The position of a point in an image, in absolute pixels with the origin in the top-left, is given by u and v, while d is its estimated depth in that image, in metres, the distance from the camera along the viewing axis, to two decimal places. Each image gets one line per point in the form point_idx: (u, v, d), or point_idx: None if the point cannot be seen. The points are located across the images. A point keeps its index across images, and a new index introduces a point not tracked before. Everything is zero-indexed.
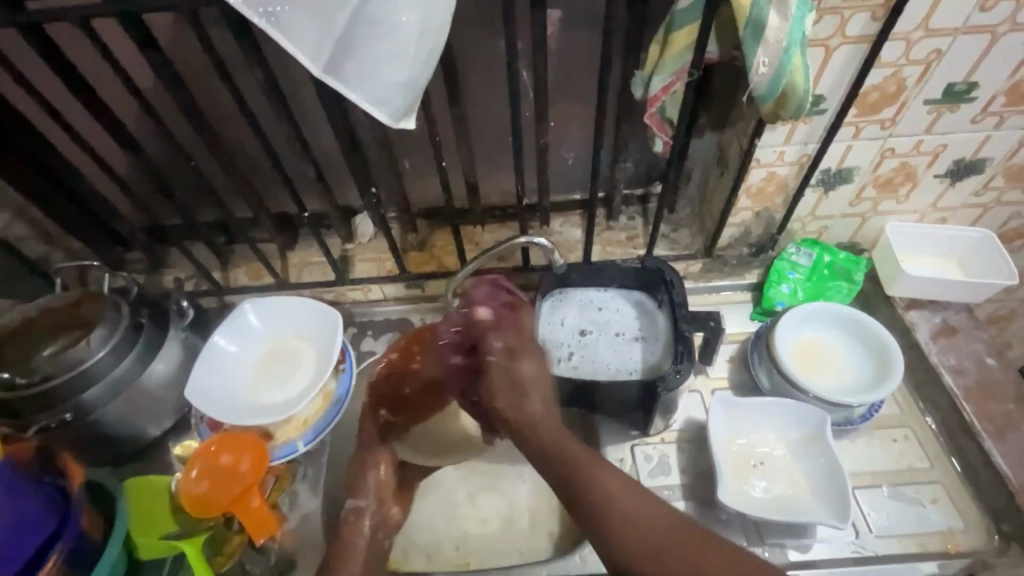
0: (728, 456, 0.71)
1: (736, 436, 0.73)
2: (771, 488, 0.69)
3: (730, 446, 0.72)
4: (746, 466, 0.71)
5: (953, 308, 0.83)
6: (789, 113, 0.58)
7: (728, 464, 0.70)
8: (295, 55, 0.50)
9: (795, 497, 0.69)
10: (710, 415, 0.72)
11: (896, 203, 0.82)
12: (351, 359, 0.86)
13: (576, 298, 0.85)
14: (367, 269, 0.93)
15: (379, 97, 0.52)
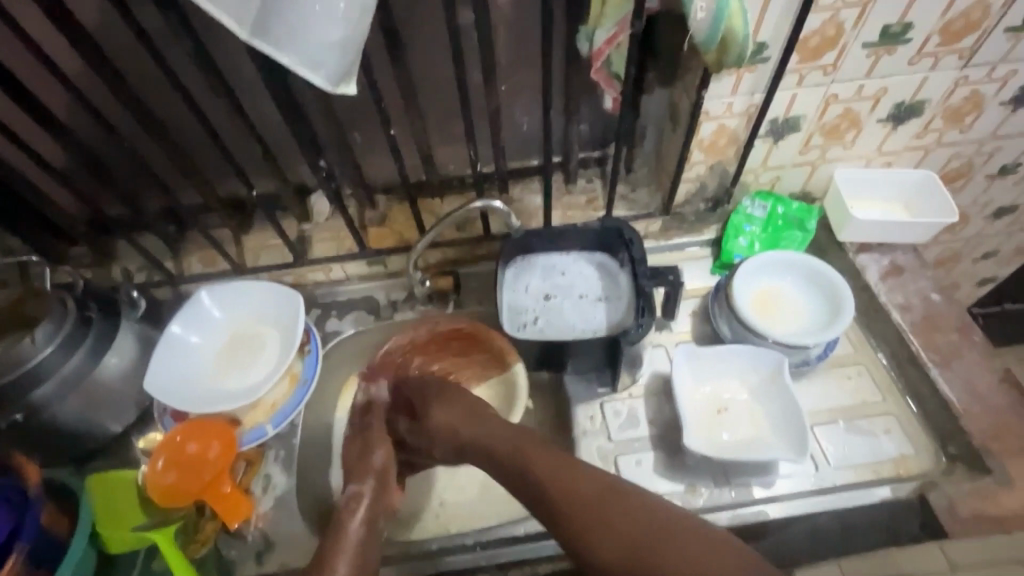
0: (691, 404, 0.74)
1: (699, 385, 0.76)
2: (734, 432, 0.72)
3: (694, 395, 0.75)
4: (710, 412, 0.74)
5: (900, 249, 0.86)
6: (729, 61, 0.59)
7: (693, 411, 0.74)
8: (218, 18, 0.48)
9: (757, 439, 0.72)
10: (674, 364, 0.75)
11: (843, 149, 0.84)
12: (317, 340, 0.85)
13: (540, 264, 0.85)
14: (326, 248, 0.91)
15: (313, 61, 0.50)
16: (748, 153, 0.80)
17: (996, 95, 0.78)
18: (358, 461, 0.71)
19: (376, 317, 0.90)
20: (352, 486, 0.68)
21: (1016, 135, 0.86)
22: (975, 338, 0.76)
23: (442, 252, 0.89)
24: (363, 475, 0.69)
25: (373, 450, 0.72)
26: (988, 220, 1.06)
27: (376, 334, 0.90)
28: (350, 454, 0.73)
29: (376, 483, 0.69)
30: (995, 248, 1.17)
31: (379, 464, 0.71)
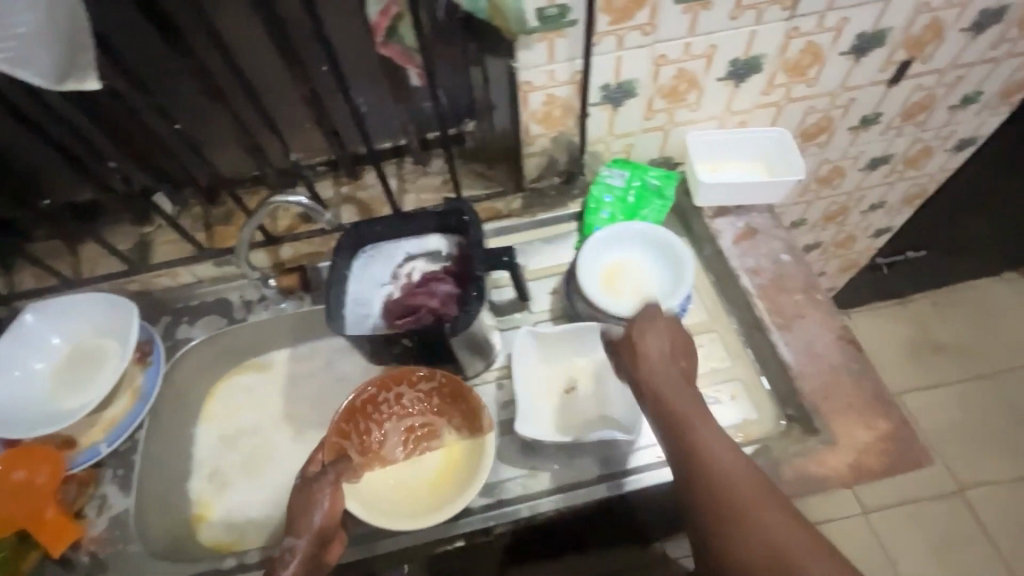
0: (535, 386, 0.73)
1: (548, 365, 0.75)
2: (578, 409, 0.72)
3: (543, 375, 0.74)
4: (556, 392, 0.73)
5: (756, 211, 0.85)
6: (483, 19, 0.60)
7: (538, 393, 0.73)
8: None
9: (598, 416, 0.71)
10: (517, 346, 0.73)
11: (690, 111, 0.81)
12: (161, 350, 0.81)
13: (386, 251, 0.79)
14: (169, 251, 0.86)
15: (25, 59, 0.51)
16: (585, 121, 0.78)
17: (832, 45, 0.76)
18: (303, 509, 0.62)
19: (229, 320, 0.86)
20: (293, 538, 0.60)
21: (866, 85, 0.84)
22: (817, 297, 0.75)
23: (295, 247, 0.87)
24: (301, 528, 0.61)
25: (318, 497, 0.63)
26: (865, 172, 1.06)
27: (233, 336, 0.87)
28: (294, 499, 0.64)
29: (317, 532, 0.61)
30: (881, 200, 1.17)
31: (321, 520, 0.62)
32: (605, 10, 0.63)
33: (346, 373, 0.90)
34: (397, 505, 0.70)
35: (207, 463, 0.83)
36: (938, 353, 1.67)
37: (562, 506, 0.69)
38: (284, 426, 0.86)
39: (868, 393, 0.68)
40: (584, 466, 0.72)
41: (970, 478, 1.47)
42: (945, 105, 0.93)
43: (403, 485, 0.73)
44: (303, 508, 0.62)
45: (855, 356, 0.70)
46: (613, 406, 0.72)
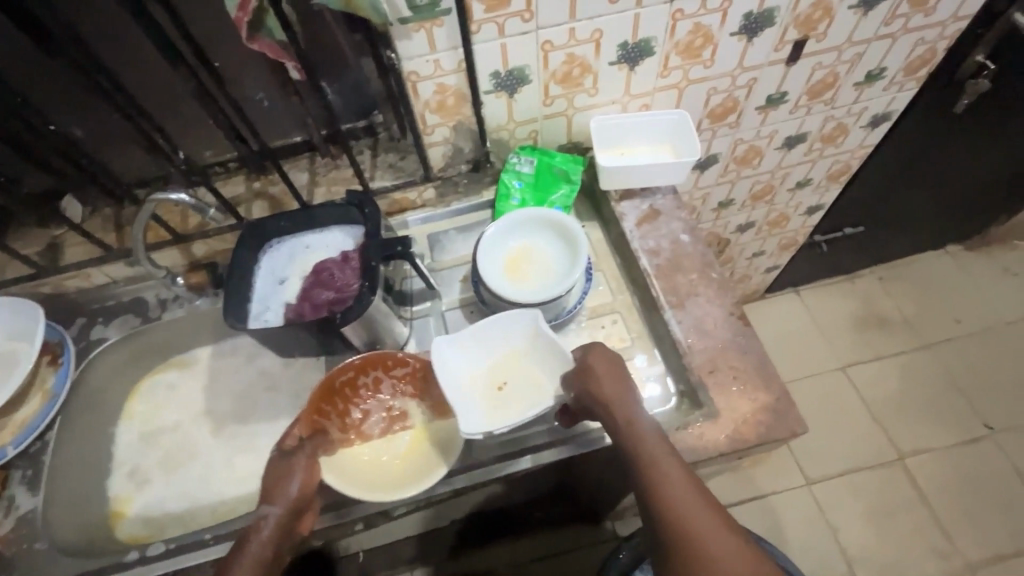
0: (469, 395, 0.70)
1: (475, 370, 0.72)
2: (515, 399, 0.69)
3: (472, 379, 0.71)
4: (493, 392, 0.70)
5: (661, 193, 0.86)
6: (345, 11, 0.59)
7: (474, 400, 0.69)
8: None
9: (536, 396, 0.68)
10: (434, 357, 0.70)
11: (589, 96, 0.82)
12: (71, 351, 0.82)
13: (289, 248, 0.82)
14: (76, 254, 0.85)
15: None
16: (481, 109, 0.79)
17: (721, 27, 0.77)
18: (276, 483, 0.62)
19: (143, 319, 0.87)
20: (266, 507, 0.60)
21: (765, 65, 0.85)
22: (712, 275, 0.77)
23: (207, 244, 0.86)
24: (274, 498, 0.60)
25: (293, 472, 0.63)
26: (782, 151, 1.08)
27: (148, 335, 0.87)
28: (267, 472, 0.63)
29: (292, 501, 0.61)
30: (806, 177, 1.19)
31: (298, 490, 0.62)
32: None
33: (265, 367, 0.90)
34: (373, 477, 0.70)
35: (126, 460, 0.84)
36: (883, 326, 1.71)
37: (456, 487, 0.70)
38: (203, 421, 0.87)
39: (752, 367, 0.70)
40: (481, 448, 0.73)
41: (910, 446, 1.52)
42: (851, 82, 0.95)
43: (374, 460, 0.73)
44: (280, 483, 0.62)
45: (742, 331, 0.72)
46: (548, 385, 0.69)
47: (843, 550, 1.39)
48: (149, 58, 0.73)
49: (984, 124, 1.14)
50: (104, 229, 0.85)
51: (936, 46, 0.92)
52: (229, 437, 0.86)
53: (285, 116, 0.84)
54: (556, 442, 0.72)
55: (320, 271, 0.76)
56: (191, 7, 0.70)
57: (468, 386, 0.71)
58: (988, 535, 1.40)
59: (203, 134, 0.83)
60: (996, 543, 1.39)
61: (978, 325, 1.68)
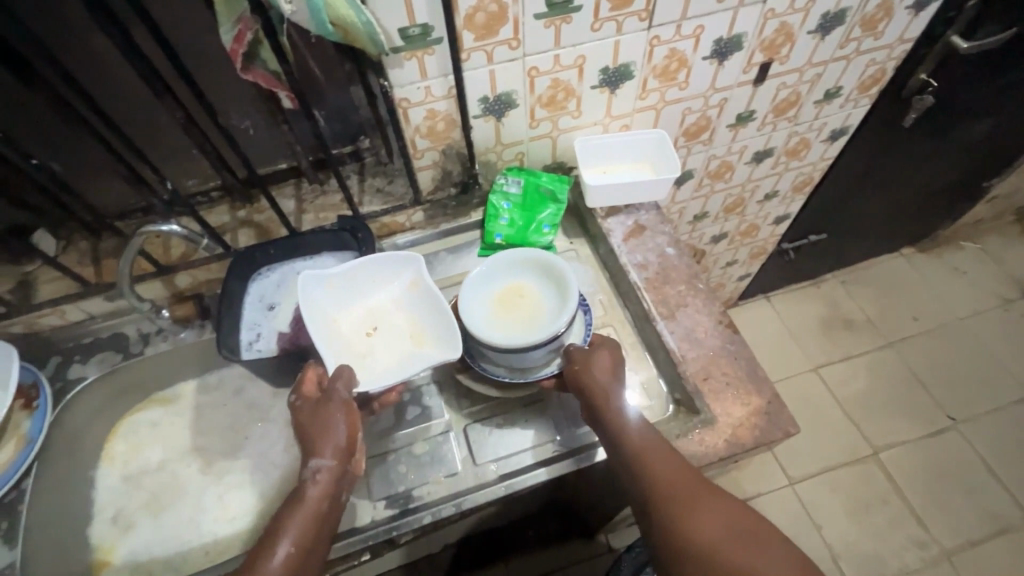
0: (337, 336, 0.74)
1: (342, 314, 0.76)
2: (383, 348, 0.74)
3: (341, 324, 0.75)
4: (361, 338, 0.75)
5: (644, 209, 0.89)
6: (342, 42, 0.60)
7: (343, 343, 0.74)
8: None
9: (409, 353, 0.73)
10: (304, 296, 0.71)
11: (572, 119, 0.85)
12: (47, 394, 0.78)
13: (278, 275, 0.81)
14: (52, 290, 0.82)
15: None
16: (470, 133, 0.80)
17: (694, 51, 0.81)
18: (320, 433, 0.61)
19: (124, 355, 0.84)
20: (315, 459, 0.60)
21: (734, 86, 0.91)
22: (699, 286, 0.81)
23: (191, 275, 0.84)
24: (324, 449, 0.60)
25: (334, 417, 0.62)
26: (752, 165, 1.13)
27: (130, 371, 0.84)
28: (303, 429, 0.62)
29: (342, 450, 0.61)
30: (774, 189, 1.26)
31: (345, 436, 0.61)
32: (466, 28, 0.65)
33: (254, 398, 0.88)
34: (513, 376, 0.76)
35: (111, 504, 0.81)
36: (850, 327, 1.79)
37: (462, 509, 0.69)
38: (191, 459, 0.84)
39: (743, 372, 0.73)
40: (485, 467, 0.72)
41: (882, 441, 1.58)
42: (812, 100, 1.01)
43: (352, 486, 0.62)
44: (322, 440, 0.61)
45: (731, 338, 0.75)
46: (428, 341, 0.73)
47: (829, 547, 1.44)
48: (132, 86, 0.72)
49: (929, 136, 1.23)
50: (81, 264, 0.82)
51: (885, 67, 1.00)
52: (217, 474, 0.83)
53: (272, 143, 0.83)
54: (560, 456, 0.72)
55: None
56: (176, 35, 0.69)
57: (339, 328, 0.75)
58: (960, 522, 1.46)
59: (186, 162, 0.81)
60: (969, 530, 1.45)
61: (935, 322, 1.78)
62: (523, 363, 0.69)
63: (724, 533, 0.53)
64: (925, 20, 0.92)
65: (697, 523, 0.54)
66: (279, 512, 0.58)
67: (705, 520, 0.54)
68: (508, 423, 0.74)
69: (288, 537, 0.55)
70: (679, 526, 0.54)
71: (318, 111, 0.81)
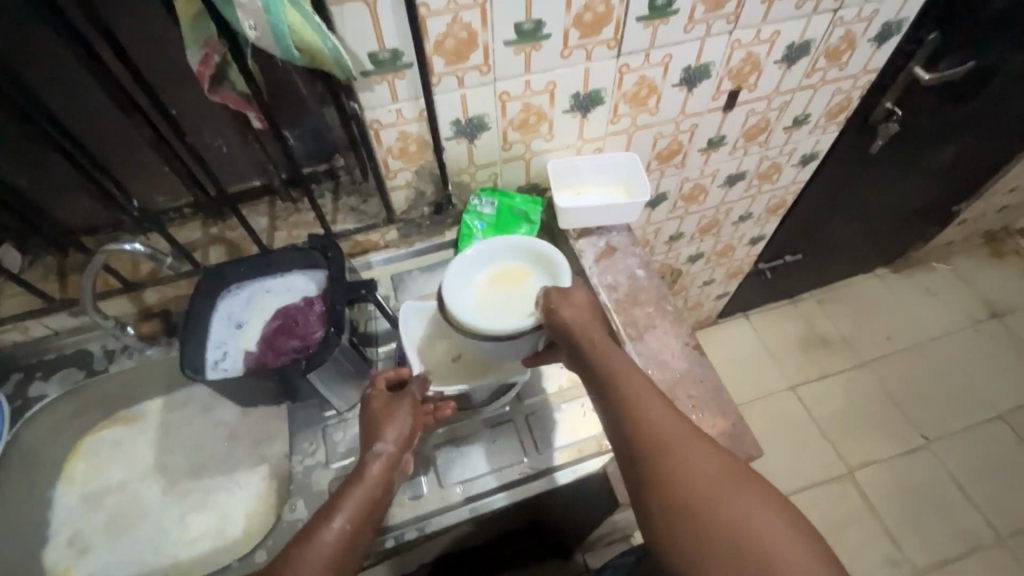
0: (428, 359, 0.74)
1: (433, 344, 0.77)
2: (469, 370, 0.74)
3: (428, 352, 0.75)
4: (445, 362, 0.75)
5: (616, 230, 0.91)
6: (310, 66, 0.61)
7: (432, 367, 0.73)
8: None
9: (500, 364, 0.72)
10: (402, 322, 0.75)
11: (545, 141, 0.86)
12: (5, 412, 0.77)
13: (248, 292, 0.81)
14: (13, 305, 0.80)
15: None
16: (443, 154, 0.81)
17: (664, 79, 0.83)
18: (384, 421, 0.63)
19: (88, 372, 0.82)
20: (377, 444, 0.61)
21: (704, 112, 0.93)
22: (668, 308, 0.82)
23: (159, 291, 0.83)
24: (387, 435, 0.62)
25: (402, 411, 0.64)
26: (724, 188, 1.16)
27: (94, 389, 0.83)
28: (372, 414, 0.64)
29: (403, 438, 0.62)
30: (748, 211, 1.28)
31: (408, 430, 0.63)
32: (436, 53, 0.67)
33: (222, 416, 0.87)
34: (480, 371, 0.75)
35: (68, 525, 0.79)
36: (826, 346, 1.82)
37: (427, 532, 0.69)
38: (154, 479, 0.82)
39: (709, 394, 0.74)
40: (451, 489, 0.71)
41: (858, 460, 1.60)
42: (781, 126, 1.04)
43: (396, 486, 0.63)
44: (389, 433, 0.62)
45: (698, 360, 0.76)
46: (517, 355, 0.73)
47: None
48: (100, 102, 0.71)
49: (896, 162, 1.27)
50: (46, 279, 0.81)
51: (852, 95, 1.03)
52: (180, 494, 0.81)
53: (245, 161, 0.84)
54: (527, 478, 0.72)
55: (284, 316, 0.76)
56: (148, 53, 0.69)
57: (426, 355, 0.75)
58: (933, 542, 1.48)
59: (156, 178, 0.81)
60: (943, 549, 1.47)
61: (908, 341, 1.82)
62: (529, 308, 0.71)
63: (770, 521, 0.49)
64: (887, 52, 0.95)
65: (735, 511, 0.49)
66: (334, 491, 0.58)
67: (742, 504, 0.50)
68: (475, 444, 0.74)
69: (343, 514, 0.56)
70: (716, 514, 0.50)
71: (290, 130, 0.81)
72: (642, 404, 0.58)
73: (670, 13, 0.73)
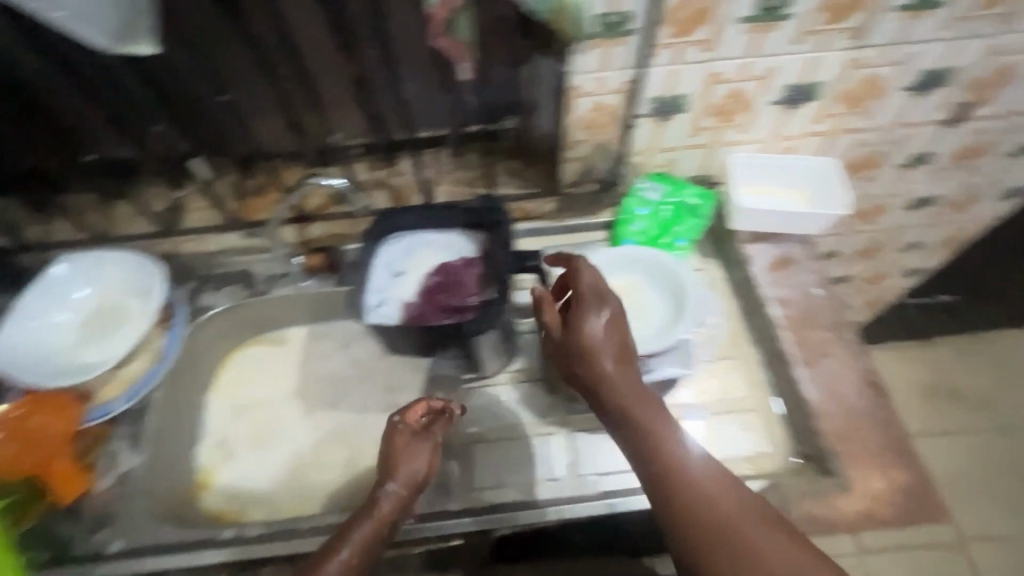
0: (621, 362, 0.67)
1: None
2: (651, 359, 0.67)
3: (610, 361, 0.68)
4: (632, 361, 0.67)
5: (793, 241, 0.83)
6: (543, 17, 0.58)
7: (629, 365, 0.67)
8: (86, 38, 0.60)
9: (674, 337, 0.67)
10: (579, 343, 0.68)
11: (737, 132, 0.79)
12: (183, 315, 0.82)
13: (408, 242, 0.81)
14: (200, 219, 0.86)
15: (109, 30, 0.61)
16: (630, 132, 0.76)
17: (893, 80, 0.73)
18: (405, 458, 0.63)
19: (251, 292, 0.87)
20: (389, 483, 0.61)
21: (921, 124, 0.82)
22: (846, 336, 0.74)
23: (325, 226, 0.87)
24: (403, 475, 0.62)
25: (420, 451, 0.64)
26: (904, 211, 1.03)
27: (253, 308, 0.87)
28: (393, 449, 0.64)
29: (414, 482, 0.62)
30: (918, 241, 1.15)
31: (423, 472, 0.63)
32: (665, 22, 0.62)
33: (359, 356, 0.90)
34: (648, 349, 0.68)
35: (218, 429, 0.84)
36: (954, 401, 1.64)
37: (561, 519, 0.67)
38: (294, 402, 0.87)
39: (887, 439, 0.67)
40: (588, 479, 0.69)
41: (971, 530, 1.44)
42: (999, 152, 0.90)
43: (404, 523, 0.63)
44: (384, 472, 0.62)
45: (877, 400, 0.69)
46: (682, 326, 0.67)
47: None
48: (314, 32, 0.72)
49: None
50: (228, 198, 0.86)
51: None
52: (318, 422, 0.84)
53: None
54: None
55: (444, 273, 0.77)
56: None
57: None
58: None
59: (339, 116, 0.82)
60: None
61: None
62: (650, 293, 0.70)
63: None
64: None
65: None
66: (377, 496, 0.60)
67: None
68: (617, 437, 0.72)
69: (349, 547, 0.56)
70: None
71: None
72: (706, 483, 0.53)
73: (930, 8, 0.65)
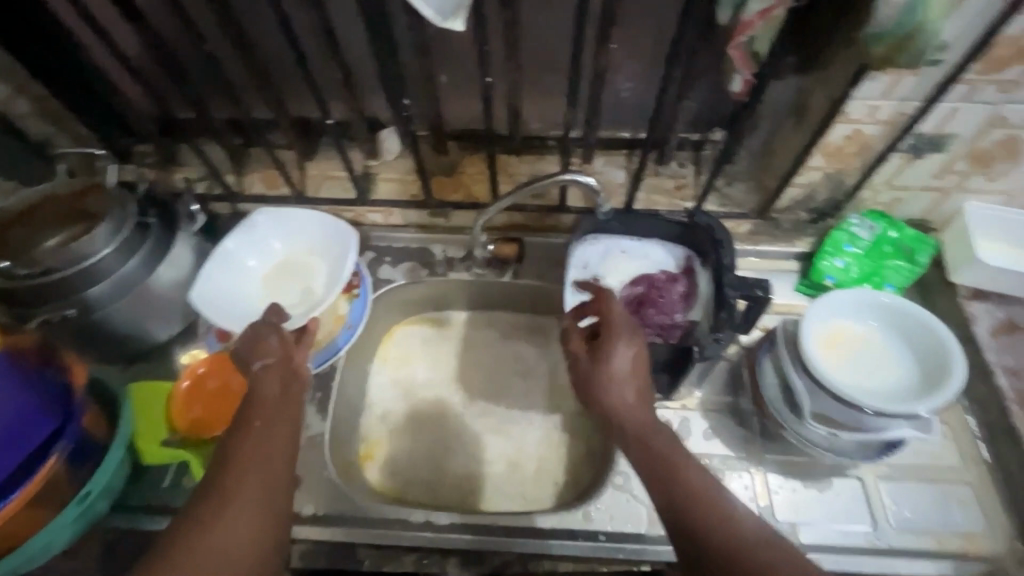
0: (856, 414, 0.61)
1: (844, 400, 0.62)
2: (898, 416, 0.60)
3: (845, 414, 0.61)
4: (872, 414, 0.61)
5: (1021, 304, 0.76)
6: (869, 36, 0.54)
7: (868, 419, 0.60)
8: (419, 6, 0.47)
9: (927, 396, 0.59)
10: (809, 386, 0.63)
11: (987, 182, 0.72)
12: (367, 284, 0.82)
13: (607, 246, 0.78)
14: (391, 191, 0.86)
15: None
16: (874, 166, 0.71)
17: None
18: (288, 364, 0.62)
19: (429, 271, 0.86)
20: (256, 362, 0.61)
21: None
22: None
23: (509, 216, 0.86)
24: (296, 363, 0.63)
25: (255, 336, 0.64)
26: None
27: (427, 287, 0.86)
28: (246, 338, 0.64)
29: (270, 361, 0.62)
30: None
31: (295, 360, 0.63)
32: (978, 57, 0.57)
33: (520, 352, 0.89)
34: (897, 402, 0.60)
35: (381, 403, 0.84)
36: None
37: None
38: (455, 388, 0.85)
39: None
40: (785, 526, 0.66)
41: None
42: None
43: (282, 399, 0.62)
44: (280, 433, 0.56)
45: None
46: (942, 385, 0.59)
47: None
48: (561, 19, 0.70)
49: None
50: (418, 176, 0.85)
51: None
52: (481, 412, 0.83)
53: (639, 110, 0.79)
54: (877, 551, 0.64)
55: (649, 286, 0.74)
56: None
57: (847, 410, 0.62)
58: None
59: (551, 106, 0.79)
60: None
61: None
62: (897, 346, 0.64)
63: None
64: None
65: None
66: (263, 456, 0.54)
67: None
68: (815, 486, 0.68)
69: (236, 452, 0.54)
70: None
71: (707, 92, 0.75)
72: (679, 459, 0.51)
73: None
